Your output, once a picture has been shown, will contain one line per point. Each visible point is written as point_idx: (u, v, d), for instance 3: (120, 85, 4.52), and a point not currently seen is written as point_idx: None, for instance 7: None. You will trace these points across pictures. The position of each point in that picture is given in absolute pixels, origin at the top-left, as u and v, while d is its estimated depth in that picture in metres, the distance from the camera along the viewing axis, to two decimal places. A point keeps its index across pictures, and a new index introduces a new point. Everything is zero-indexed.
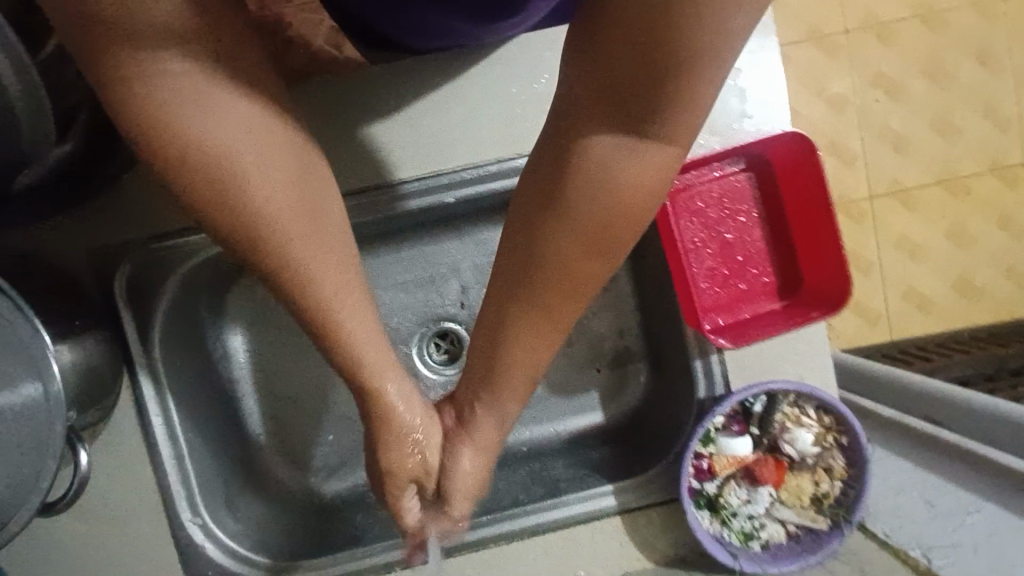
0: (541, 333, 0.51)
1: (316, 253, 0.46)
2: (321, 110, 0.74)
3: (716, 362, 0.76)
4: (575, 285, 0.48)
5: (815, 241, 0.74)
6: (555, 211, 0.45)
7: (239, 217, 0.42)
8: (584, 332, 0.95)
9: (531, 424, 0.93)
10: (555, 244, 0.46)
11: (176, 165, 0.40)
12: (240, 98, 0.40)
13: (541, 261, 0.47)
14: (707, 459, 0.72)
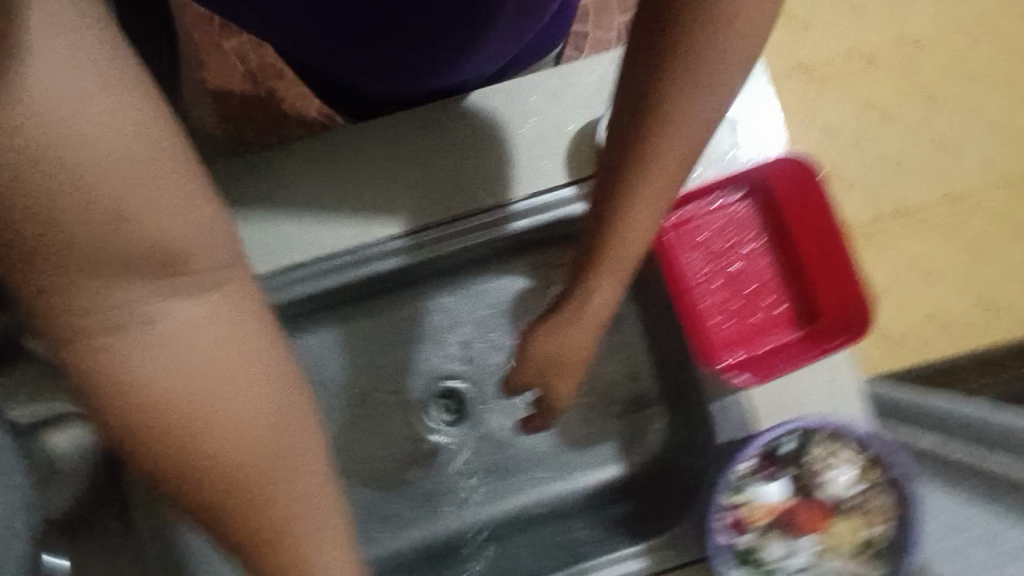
0: (645, 209, 0.51)
1: (287, 482, 0.42)
2: (299, 173, 0.72)
3: (736, 401, 0.71)
4: (682, 155, 0.48)
5: (826, 266, 0.70)
6: (652, 80, 0.45)
7: (190, 463, 0.38)
8: (594, 379, 0.91)
9: (546, 481, 0.89)
10: (654, 113, 0.46)
11: (129, 408, 0.37)
12: (217, 322, 0.39)
13: (652, 127, 0.47)
14: (739, 509, 0.66)
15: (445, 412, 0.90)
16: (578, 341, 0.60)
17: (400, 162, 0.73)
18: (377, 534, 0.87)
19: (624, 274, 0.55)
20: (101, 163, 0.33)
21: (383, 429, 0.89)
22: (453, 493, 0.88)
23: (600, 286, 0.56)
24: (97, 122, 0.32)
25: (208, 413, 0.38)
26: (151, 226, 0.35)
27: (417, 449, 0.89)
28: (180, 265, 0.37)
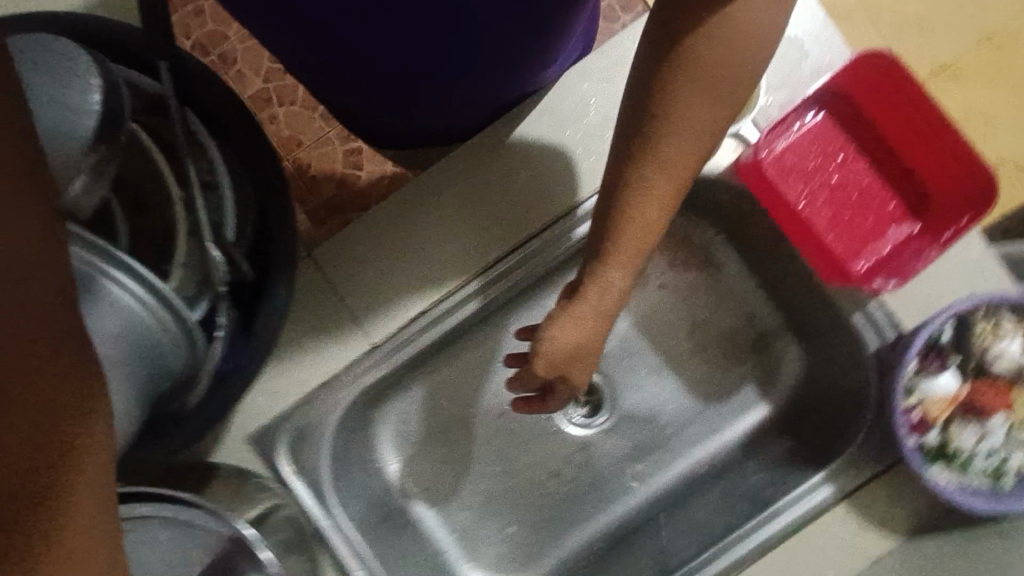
0: (666, 188, 0.57)
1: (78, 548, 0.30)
2: (388, 227, 0.75)
3: (876, 309, 0.71)
4: (701, 136, 0.55)
5: (926, 147, 0.70)
6: (676, 67, 0.52)
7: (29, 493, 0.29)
8: (712, 332, 0.92)
9: (699, 442, 0.90)
10: (676, 99, 0.53)
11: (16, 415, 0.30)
12: None
13: (661, 136, 0.55)
14: (917, 410, 0.67)
15: (580, 407, 0.93)
16: (584, 330, 0.64)
17: (479, 187, 0.75)
18: (547, 545, 0.89)
19: (631, 261, 0.61)
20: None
21: (532, 440, 0.92)
22: (616, 478, 0.91)
23: (593, 277, 0.62)
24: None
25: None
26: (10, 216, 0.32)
27: (575, 451, 0.92)
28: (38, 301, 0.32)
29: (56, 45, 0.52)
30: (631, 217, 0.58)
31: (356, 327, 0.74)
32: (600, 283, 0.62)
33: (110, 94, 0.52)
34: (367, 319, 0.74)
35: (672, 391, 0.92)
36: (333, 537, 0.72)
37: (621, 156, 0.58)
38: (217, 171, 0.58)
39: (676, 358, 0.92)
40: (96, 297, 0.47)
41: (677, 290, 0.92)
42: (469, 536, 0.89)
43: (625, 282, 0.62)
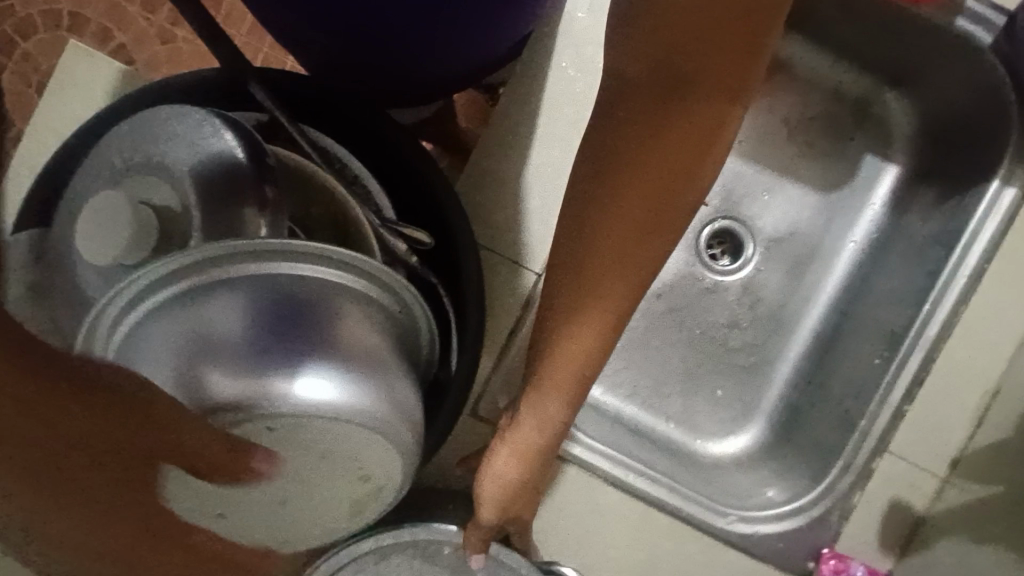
0: (639, 211, 0.44)
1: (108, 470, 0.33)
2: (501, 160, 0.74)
3: (975, 6, 0.73)
4: (694, 135, 0.42)
5: None
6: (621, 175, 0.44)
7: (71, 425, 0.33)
8: (811, 125, 0.91)
9: (846, 229, 0.90)
10: (606, 225, 0.46)
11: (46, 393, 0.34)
12: None
13: (587, 254, 0.47)
14: None
15: (721, 257, 0.94)
16: (528, 472, 0.57)
17: (566, 82, 0.76)
18: (756, 386, 0.91)
19: (567, 401, 0.54)
20: None
21: (697, 306, 0.93)
22: (790, 300, 0.91)
23: (551, 345, 0.51)
24: None
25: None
26: None
27: (741, 296, 0.93)
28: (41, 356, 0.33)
29: (161, 113, 0.53)
30: (602, 245, 0.46)
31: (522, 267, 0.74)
32: (538, 416, 0.54)
33: (240, 131, 0.53)
34: (520, 255, 0.74)
35: (800, 199, 0.92)
36: (591, 461, 0.75)
37: (595, 155, 0.45)
38: (352, 165, 0.59)
39: (790, 168, 0.92)
40: (335, 295, 0.47)
41: (757, 103, 0.92)
42: (687, 414, 0.91)
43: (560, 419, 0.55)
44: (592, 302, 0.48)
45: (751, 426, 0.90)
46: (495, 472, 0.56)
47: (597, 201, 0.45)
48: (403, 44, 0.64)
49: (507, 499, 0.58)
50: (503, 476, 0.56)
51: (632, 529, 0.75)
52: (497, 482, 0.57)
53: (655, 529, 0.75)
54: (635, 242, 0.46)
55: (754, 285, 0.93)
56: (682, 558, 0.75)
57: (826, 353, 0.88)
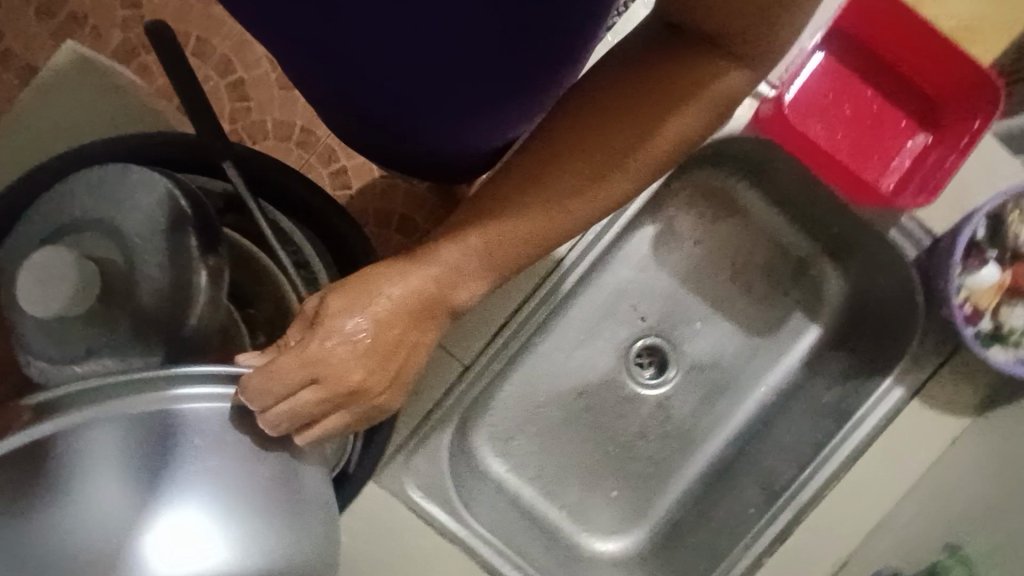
0: (579, 172, 0.43)
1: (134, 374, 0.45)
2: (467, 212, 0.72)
3: (908, 221, 0.76)
4: (678, 102, 0.42)
5: (933, 74, 0.76)
6: (600, 127, 0.43)
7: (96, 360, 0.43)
8: (754, 271, 0.98)
9: (761, 374, 0.97)
10: (568, 178, 0.44)
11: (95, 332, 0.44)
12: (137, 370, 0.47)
13: (539, 182, 0.44)
14: (968, 303, 0.73)
15: (647, 368, 1.00)
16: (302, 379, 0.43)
17: None
18: (649, 496, 0.97)
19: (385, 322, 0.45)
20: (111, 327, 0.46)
21: (614, 409, 0.99)
22: (697, 425, 0.98)
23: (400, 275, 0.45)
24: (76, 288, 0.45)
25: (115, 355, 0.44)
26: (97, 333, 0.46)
27: (655, 409, 0.99)
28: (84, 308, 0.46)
29: (131, 176, 0.55)
30: (529, 204, 0.44)
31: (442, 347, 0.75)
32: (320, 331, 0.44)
33: (192, 202, 0.56)
34: (454, 341, 0.79)
35: (727, 335, 0.98)
36: (474, 544, 0.80)
37: (588, 93, 0.44)
38: (305, 251, 0.62)
39: (726, 304, 0.98)
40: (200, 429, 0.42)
41: (712, 238, 0.98)
42: (579, 508, 0.97)
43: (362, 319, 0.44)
44: (559, 208, 0.44)
45: (635, 531, 0.97)
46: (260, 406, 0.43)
47: (574, 145, 0.43)
48: (389, 136, 0.59)
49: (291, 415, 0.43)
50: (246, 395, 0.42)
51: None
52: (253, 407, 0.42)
53: None
54: (592, 179, 0.43)
55: (669, 402, 0.99)
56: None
57: (717, 482, 0.95)
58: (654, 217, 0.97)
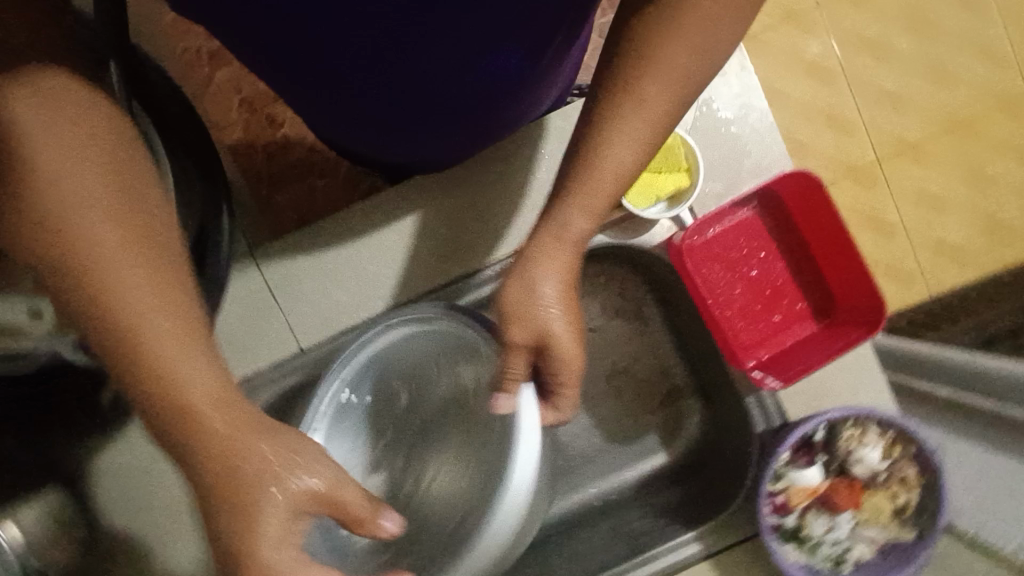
0: (667, 91, 0.52)
1: (151, 317, 0.46)
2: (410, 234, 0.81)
3: (767, 395, 0.78)
4: (707, 36, 0.50)
5: (841, 271, 0.77)
6: (613, 98, 0.53)
7: (118, 302, 0.45)
8: (630, 381, 0.96)
9: (597, 474, 0.95)
10: (630, 116, 0.53)
11: (98, 257, 0.45)
12: (104, 198, 0.45)
13: (639, 86, 0.52)
14: (781, 494, 0.74)
15: None
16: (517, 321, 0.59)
17: (439, 224, 0.81)
18: None
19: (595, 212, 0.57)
20: (72, 204, 0.44)
21: None
22: None
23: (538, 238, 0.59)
24: (57, 136, 0.44)
25: (49, 197, 0.44)
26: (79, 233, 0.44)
27: None
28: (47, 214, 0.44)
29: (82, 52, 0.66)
30: (599, 169, 0.55)
31: (314, 318, 0.79)
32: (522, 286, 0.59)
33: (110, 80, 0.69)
34: (298, 323, 0.80)
35: (577, 423, 0.95)
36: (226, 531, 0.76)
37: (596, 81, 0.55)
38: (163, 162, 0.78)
39: (591, 400, 0.96)
40: None
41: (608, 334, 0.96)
42: None
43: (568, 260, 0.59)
44: (641, 134, 0.54)
45: None
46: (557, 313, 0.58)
47: (696, 51, 0.51)
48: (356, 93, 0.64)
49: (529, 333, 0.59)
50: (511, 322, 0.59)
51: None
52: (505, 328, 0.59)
53: None
54: (682, 83, 0.52)
55: None
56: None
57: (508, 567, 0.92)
58: None
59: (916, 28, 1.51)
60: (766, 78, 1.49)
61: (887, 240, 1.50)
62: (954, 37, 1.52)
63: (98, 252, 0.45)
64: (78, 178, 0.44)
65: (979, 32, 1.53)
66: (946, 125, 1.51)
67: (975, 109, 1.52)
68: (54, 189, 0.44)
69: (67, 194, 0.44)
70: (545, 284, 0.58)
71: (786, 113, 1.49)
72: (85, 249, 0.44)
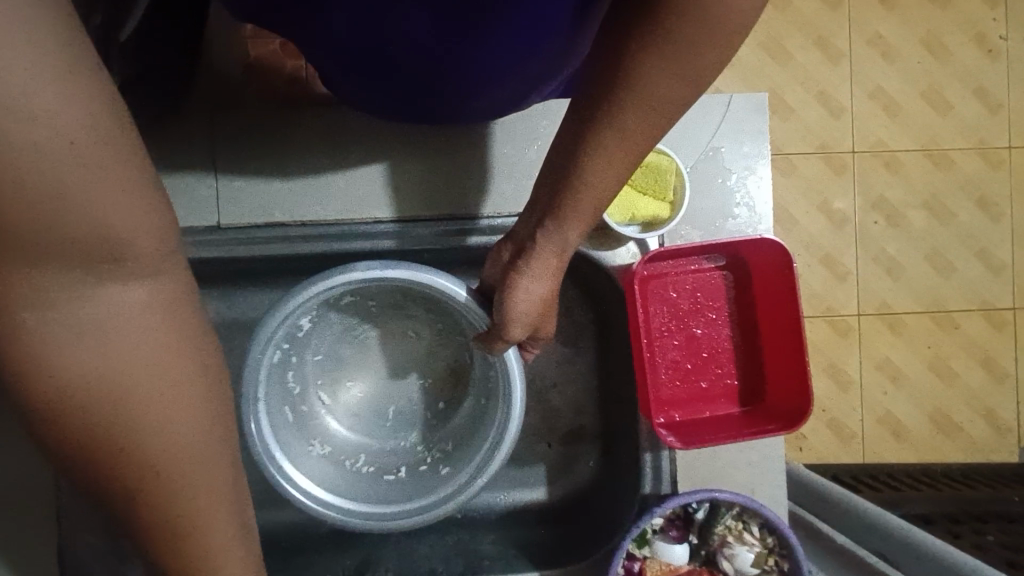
0: (662, 93, 0.54)
1: (183, 486, 0.38)
2: (407, 160, 0.80)
3: (665, 458, 0.73)
4: (690, 56, 0.52)
5: (781, 361, 0.73)
6: (610, 105, 0.55)
7: (115, 452, 0.35)
8: (539, 405, 0.90)
9: (396, 452, 0.84)
10: (628, 117, 0.55)
11: (75, 382, 0.34)
12: (149, 313, 0.35)
13: (636, 84, 0.53)
14: (639, 561, 0.68)
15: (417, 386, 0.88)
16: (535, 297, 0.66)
17: (404, 165, 0.80)
18: (274, 498, 0.85)
19: (585, 223, 0.63)
20: (147, 413, 0.36)
21: (353, 386, 0.86)
22: None
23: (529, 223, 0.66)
24: (137, 347, 0.35)
25: (122, 391, 0.35)
26: (93, 213, 0.32)
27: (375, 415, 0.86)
28: (133, 468, 0.36)
29: None
30: (594, 158, 0.58)
31: (280, 202, 0.78)
32: (556, 239, 0.63)
33: None
34: (226, 198, 0.77)
35: (412, 397, 0.87)
36: None
37: (592, 80, 0.57)
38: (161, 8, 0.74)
39: None
40: None
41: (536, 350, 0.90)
42: None
43: (571, 237, 0.64)
44: (632, 134, 0.56)
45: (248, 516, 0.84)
46: (522, 290, 0.65)
47: (689, 67, 0.52)
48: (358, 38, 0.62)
49: (521, 311, 0.66)
50: (517, 299, 0.65)
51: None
52: (532, 300, 0.65)
53: None
54: (677, 87, 0.53)
55: (401, 426, 0.86)
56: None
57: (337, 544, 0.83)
58: None
59: (936, 211, 1.48)
60: (782, 196, 1.46)
61: (838, 393, 1.46)
62: (966, 232, 1.49)
63: (144, 369, 0.35)
64: (136, 345, 0.35)
65: (995, 238, 1.49)
66: (929, 308, 1.49)
67: (966, 304, 1.49)
68: (122, 337, 0.34)
69: (129, 341, 0.35)
70: (539, 285, 0.65)
71: (790, 235, 1.46)
72: (125, 370, 0.35)
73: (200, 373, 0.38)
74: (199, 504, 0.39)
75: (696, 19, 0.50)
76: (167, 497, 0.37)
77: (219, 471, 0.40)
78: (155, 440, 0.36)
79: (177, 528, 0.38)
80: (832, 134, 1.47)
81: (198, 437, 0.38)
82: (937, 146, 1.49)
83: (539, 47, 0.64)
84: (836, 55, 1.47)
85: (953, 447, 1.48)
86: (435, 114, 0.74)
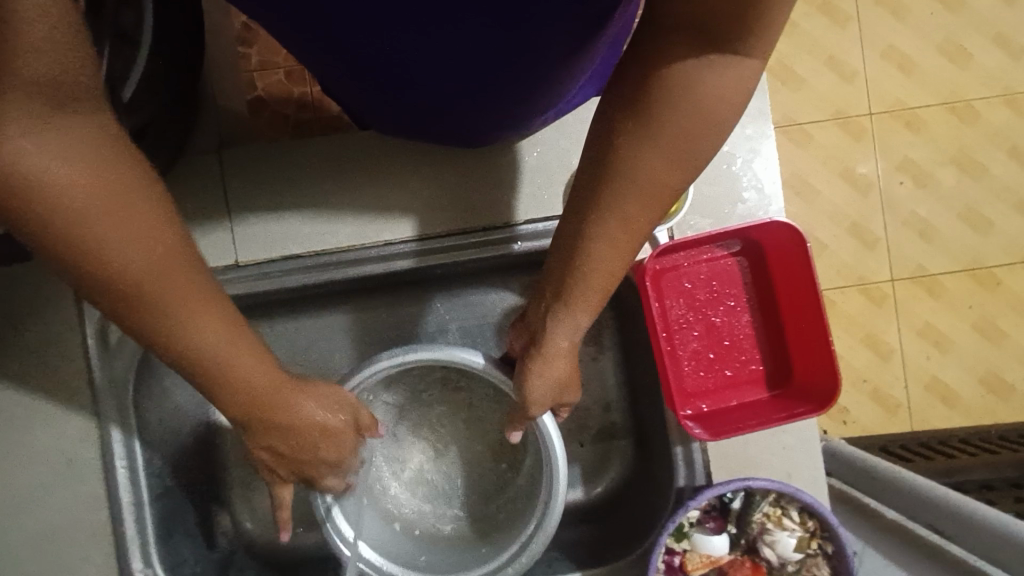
0: (662, 175, 0.53)
1: (190, 328, 0.50)
2: (416, 178, 0.81)
3: (696, 449, 0.73)
4: (686, 141, 0.52)
5: (805, 341, 0.72)
6: (605, 184, 0.55)
7: (62, 256, 0.44)
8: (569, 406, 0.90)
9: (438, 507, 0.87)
10: (622, 204, 0.55)
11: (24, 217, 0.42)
12: (101, 177, 0.42)
13: (629, 166, 0.53)
14: (679, 555, 0.68)
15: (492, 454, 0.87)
16: (558, 377, 0.66)
17: (409, 182, 0.81)
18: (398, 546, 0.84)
19: (593, 309, 0.62)
20: (121, 265, 0.45)
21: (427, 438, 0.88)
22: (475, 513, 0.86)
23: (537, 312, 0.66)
24: (120, 223, 0.44)
25: (72, 227, 0.43)
26: (63, 150, 0.41)
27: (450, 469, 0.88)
28: (123, 286, 0.46)
29: None
30: (589, 246, 0.57)
31: (301, 232, 0.80)
32: (566, 324, 0.63)
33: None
34: (244, 233, 0.80)
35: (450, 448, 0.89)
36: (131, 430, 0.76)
37: (591, 156, 0.56)
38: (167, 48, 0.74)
39: None
40: None
41: None
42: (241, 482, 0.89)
43: (584, 321, 0.63)
44: (626, 221, 0.56)
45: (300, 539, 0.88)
46: (545, 373, 0.66)
47: (686, 146, 0.52)
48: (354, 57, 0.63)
49: (548, 391, 0.67)
50: (538, 379, 0.66)
51: (66, 497, 0.74)
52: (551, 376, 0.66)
53: (85, 520, 0.74)
54: (674, 167, 0.53)
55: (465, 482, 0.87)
56: (75, 545, 0.74)
57: None
58: (518, 289, 0.93)
59: (964, 165, 1.43)
60: (801, 166, 1.43)
61: (879, 362, 1.43)
62: (998, 183, 1.43)
63: (117, 242, 0.44)
64: (61, 174, 0.41)
65: None
66: (967, 266, 1.44)
67: (1006, 259, 1.44)
68: (116, 229, 0.44)
69: (120, 232, 0.44)
70: (558, 367, 0.66)
71: (812, 206, 1.43)
72: (48, 192, 0.41)
73: (160, 232, 0.46)
74: (224, 361, 0.53)
75: (687, 90, 0.50)
76: (190, 352, 0.52)
77: (236, 337, 0.53)
78: (117, 270, 0.45)
79: (216, 370, 0.53)
80: (848, 100, 1.43)
81: (124, 265, 0.45)
82: (959, 98, 1.44)
83: (530, 68, 0.63)
84: (843, 17, 1.44)
85: (1010, 409, 1.42)
86: (449, 134, 0.76)
